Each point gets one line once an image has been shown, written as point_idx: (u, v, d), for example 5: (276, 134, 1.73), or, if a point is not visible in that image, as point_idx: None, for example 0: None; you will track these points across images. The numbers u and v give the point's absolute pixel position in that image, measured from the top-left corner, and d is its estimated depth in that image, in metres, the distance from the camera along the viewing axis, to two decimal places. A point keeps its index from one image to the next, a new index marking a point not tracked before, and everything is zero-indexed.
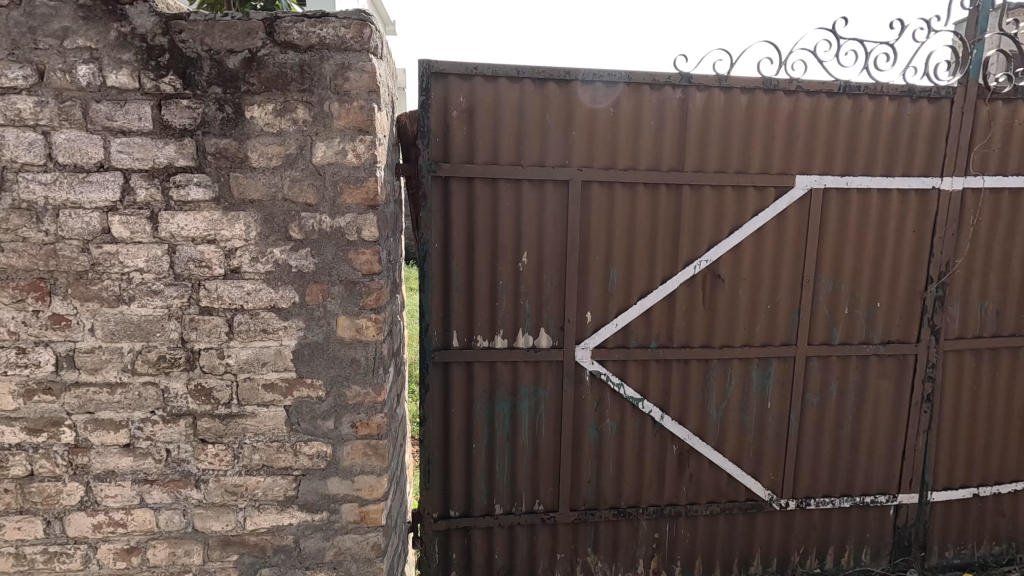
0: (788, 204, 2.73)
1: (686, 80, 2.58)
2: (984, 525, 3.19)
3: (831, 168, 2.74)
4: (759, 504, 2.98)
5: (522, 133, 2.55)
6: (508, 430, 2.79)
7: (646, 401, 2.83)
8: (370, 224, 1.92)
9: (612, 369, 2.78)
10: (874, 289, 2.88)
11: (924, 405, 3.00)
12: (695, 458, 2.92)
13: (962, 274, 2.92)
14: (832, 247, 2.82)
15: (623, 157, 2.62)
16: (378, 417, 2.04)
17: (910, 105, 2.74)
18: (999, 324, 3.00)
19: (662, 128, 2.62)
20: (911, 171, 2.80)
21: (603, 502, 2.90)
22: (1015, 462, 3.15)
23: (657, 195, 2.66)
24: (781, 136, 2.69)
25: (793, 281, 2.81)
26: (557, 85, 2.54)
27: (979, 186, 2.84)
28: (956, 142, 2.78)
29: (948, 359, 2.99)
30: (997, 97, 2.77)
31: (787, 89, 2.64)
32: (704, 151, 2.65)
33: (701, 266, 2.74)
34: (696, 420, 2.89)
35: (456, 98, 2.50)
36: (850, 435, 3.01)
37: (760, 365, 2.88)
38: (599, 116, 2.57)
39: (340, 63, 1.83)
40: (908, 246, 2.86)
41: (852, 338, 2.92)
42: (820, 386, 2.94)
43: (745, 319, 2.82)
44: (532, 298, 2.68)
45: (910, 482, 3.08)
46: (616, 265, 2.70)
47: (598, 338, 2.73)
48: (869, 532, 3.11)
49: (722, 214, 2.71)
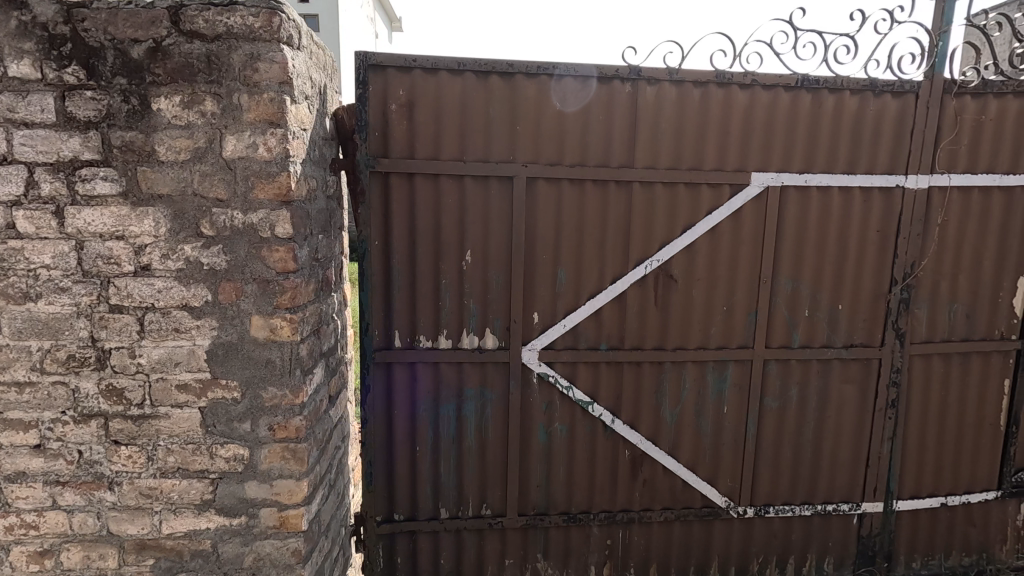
0: (744, 202, 2.63)
1: (636, 73, 2.49)
2: (954, 535, 3.07)
3: (789, 165, 2.63)
4: (716, 511, 2.89)
5: (465, 127, 2.47)
6: (453, 433, 2.72)
7: (597, 404, 2.74)
8: (284, 221, 1.87)
9: (561, 371, 2.70)
10: (836, 291, 2.77)
11: (890, 411, 2.88)
12: (649, 463, 2.83)
13: (929, 275, 2.80)
14: (791, 247, 2.71)
15: (571, 153, 2.53)
16: (296, 420, 1.99)
17: (872, 99, 2.62)
18: (969, 328, 2.87)
19: (611, 123, 2.52)
20: (874, 168, 2.69)
21: (553, 507, 2.82)
22: (986, 471, 3.03)
23: (606, 192, 2.57)
24: (737, 131, 2.58)
25: (750, 281, 2.72)
26: (501, 78, 2.45)
27: (946, 184, 2.72)
28: (921, 138, 2.67)
29: (915, 363, 2.87)
30: (965, 91, 2.66)
31: (742, 82, 2.54)
32: (655, 146, 2.56)
33: (653, 266, 2.65)
34: (649, 424, 2.80)
35: (395, 91, 2.42)
36: (811, 441, 2.91)
37: (716, 368, 2.78)
38: (545, 110, 2.48)
39: (248, 54, 1.76)
40: (872, 246, 2.75)
41: (814, 341, 2.80)
42: (779, 391, 2.84)
43: (699, 321, 2.73)
44: (477, 297, 2.61)
45: (875, 491, 2.97)
46: (564, 264, 2.62)
47: (545, 339, 2.66)
48: (832, 541, 3.00)
49: (674, 212, 2.62)
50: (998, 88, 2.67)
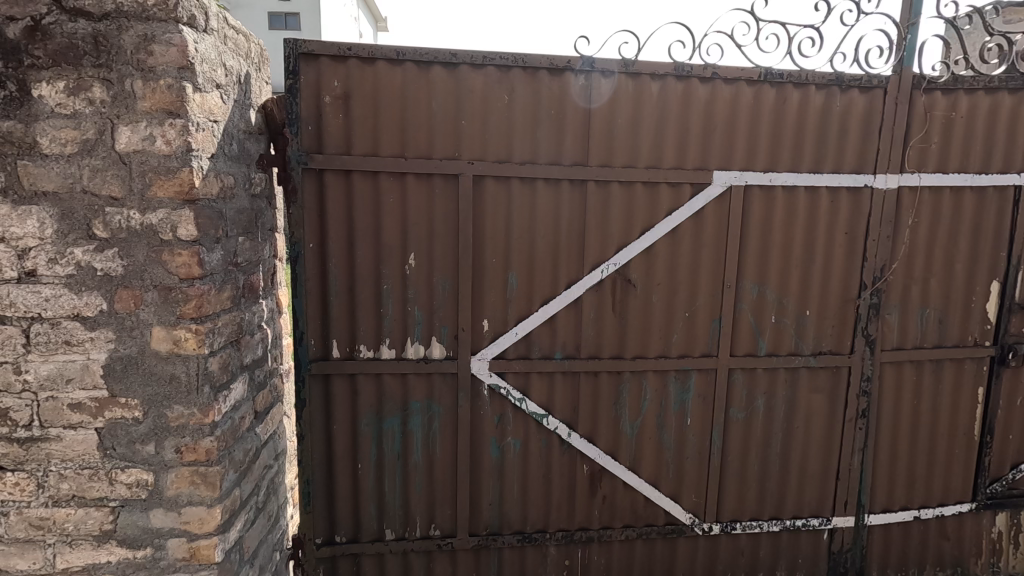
0: (705, 202, 2.48)
1: (589, 64, 2.34)
2: (927, 550, 2.95)
3: (753, 163, 2.49)
4: (679, 528, 2.74)
5: (405, 121, 2.30)
6: (398, 449, 2.55)
7: (552, 417, 2.59)
8: (187, 221, 1.69)
9: (513, 382, 2.54)
10: (803, 296, 2.64)
11: (860, 421, 2.74)
12: (608, 478, 2.68)
13: (899, 279, 2.68)
14: (756, 250, 2.57)
15: (520, 149, 2.37)
16: (206, 441, 1.80)
17: (838, 94, 2.50)
18: (942, 334, 2.74)
19: (563, 117, 2.37)
20: (841, 166, 2.56)
21: (506, 526, 2.66)
22: (960, 482, 2.91)
23: (559, 192, 2.42)
24: (697, 127, 2.44)
25: (712, 286, 2.57)
26: (444, 68, 2.29)
27: (916, 184, 2.60)
28: (890, 136, 2.55)
29: (886, 371, 2.74)
30: (934, 86, 2.54)
31: (702, 75, 2.40)
32: (611, 143, 2.41)
33: (609, 270, 2.49)
34: (607, 437, 2.65)
35: (329, 82, 2.25)
36: (779, 454, 2.77)
37: (679, 378, 2.63)
38: (492, 104, 2.33)
39: (141, 35, 1.58)
40: (840, 249, 2.62)
41: (781, 349, 2.66)
42: (745, 402, 2.69)
43: (660, 328, 2.58)
44: (422, 304, 2.45)
45: (845, 505, 2.83)
46: (515, 268, 2.46)
47: (495, 348, 2.49)
48: (802, 558, 2.86)
49: (632, 213, 2.47)
50: (968, 84, 2.55)
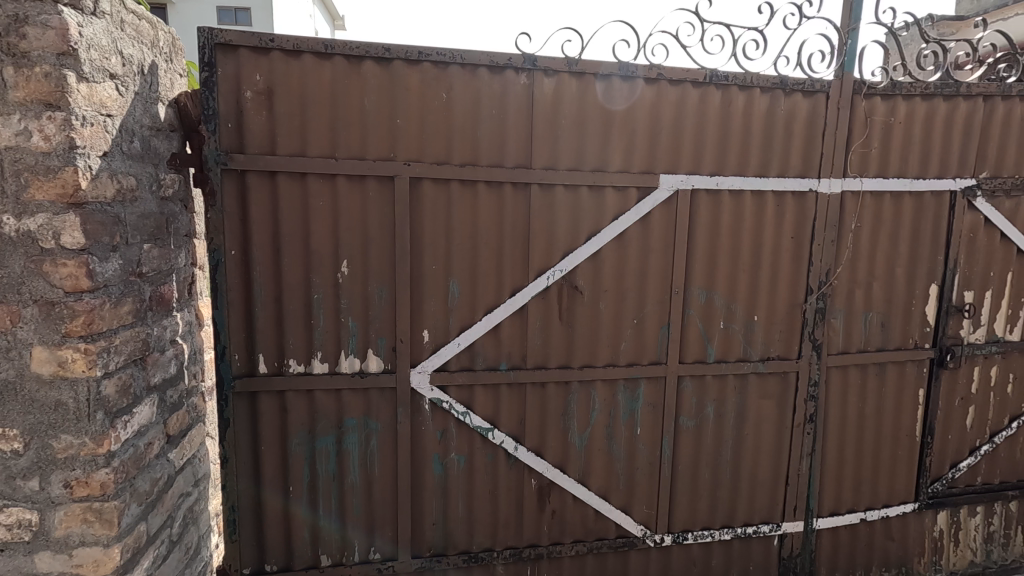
0: (652, 207, 2.42)
1: (531, 62, 2.24)
2: (874, 552, 2.96)
3: (699, 166, 2.45)
4: (631, 541, 2.66)
5: (335, 119, 2.15)
6: (333, 469, 2.39)
7: (497, 431, 2.47)
8: (72, 228, 1.49)
9: (456, 395, 2.41)
10: (751, 301, 2.61)
11: (808, 426, 2.73)
12: (556, 492, 2.58)
13: (844, 284, 2.68)
14: (704, 254, 2.52)
15: (459, 151, 2.26)
16: (100, 474, 1.60)
17: (782, 98, 2.48)
18: (884, 337, 2.77)
19: (505, 118, 2.27)
20: (786, 170, 2.54)
21: (451, 546, 2.53)
22: (904, 483, 2.93)
23: (502, 195, 2.31)
24: (643, 129, 2.38)
25: (661, 292, 2.51)
26: (377, 63, 2.15)
27: (859, 189, 2.61)
28: (833, 140, 2.54)
29: (832, 375, 2.74)
30: (874, 92, 2.55)
31: (647, 76, 2.33)
32: (555, 146, 2.32)
33: (555, 277, 2.40)
34: (555, 450, 2.55)
35: (250, 75, 2.08)
36: (729, 461, 2.73)
37: (628, 387, 2.56)
38: (429, 102, 2.20)
39: (11, 15, 1.39)
40: (786, 254, 2.60)
41: (729, 355, 2.62)
42: (695, 410, 2.64)
43: (608, 336, 2.50)
44: (357, 314, 2.30)
45: (795, 510, 2.81)
46: (457, 275, 2.34)
47: (436, 360, 2.37)
48: (753, 565, 2.82)
49: (577, 217, 2.39)
50: (906, 90, 2.57)
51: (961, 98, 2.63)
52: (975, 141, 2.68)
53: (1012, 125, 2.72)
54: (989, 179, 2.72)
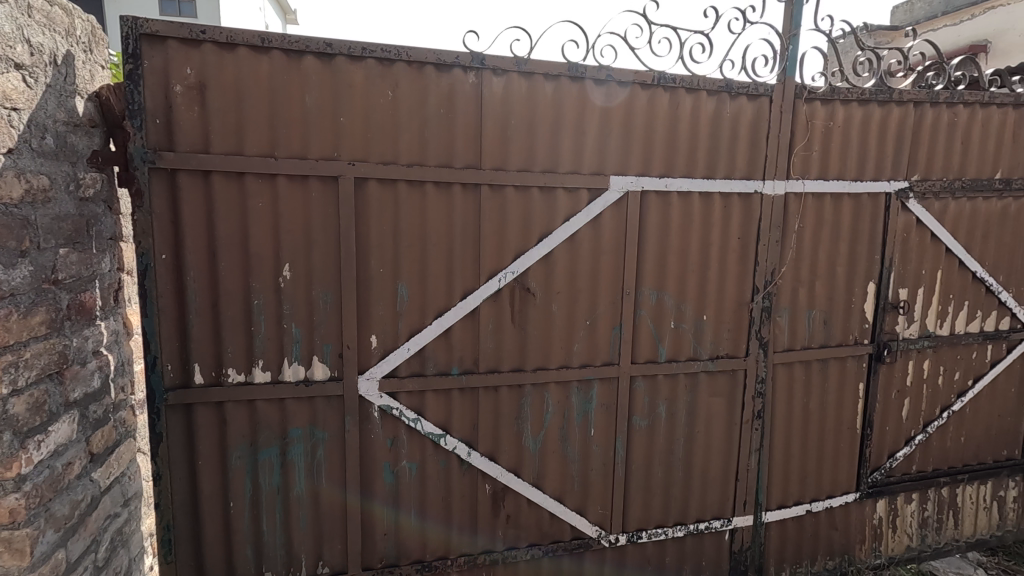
0: (603, 208, 2.42)
1: (479, 61, 2.20)
2: (819, 542, 3.05)
3: (648, 168, 2.46)
4: (586, 542, 2.66)
5: (274, 116, 2.05)
6: (277, 482, 2.29)
7: (450, 437, 2.42)
8: None
9: (406, 402, 2.35)
10: (700, 301, 2.64)
11: (756, 422, 2.80)
12: (511, 497, 2.55)
13: (788, 282, 2.75)
14: (654, 255, 2.54)
15: (407, 150, 2.19)
16: (9, 500, 1.47)
17: (728, 101, 2.52)
18: (827, 334, 2.86)
19: (453, 117, 2.22)
20: (733, 172, 2.59)
21: (403, 557, 2.47)
22: (846, 474, 3.04)
23: (451, 197, 2.26)
24: (593, 130, 2.37)
25: (613, 293, 2.51)
26: (318, 59, 2.07)
27: (801, 190, 2.68)
28: (776, 143, 2.61)
29: (778, 372, 2.81)
30: (814, 96, 2.63)
31: (596, 77, 2.33)
32: (505, 146, 2.29)
33: (507, 279, 2.37)
34: (509, 453, 2.52)
35: (180, 68, 1.96)
36: (681, 459, 2.76)
37: (581, 389, 2.55)
38: (373, 100, 2.13)
39: None
40: (733, 254, 2.65)
41: (680, 354, 2.65)
42: (648, 409, 2.66)
43: (561, 338, 2.49)
44: (301, 320, 2.20)
45: (744, 505, 2.87)
46: (405, 278, 2.28)
47: (385, 367, 2.30)
48: (705, 560, 2.87)
49: (528, 219, 2.36)
50: (843, 95, 2.66)
51: (894, 103, 2.75)
52: (908, 145, 2.80)
53: (940, 130, 2.86)
54: (920, 181, 2.85)
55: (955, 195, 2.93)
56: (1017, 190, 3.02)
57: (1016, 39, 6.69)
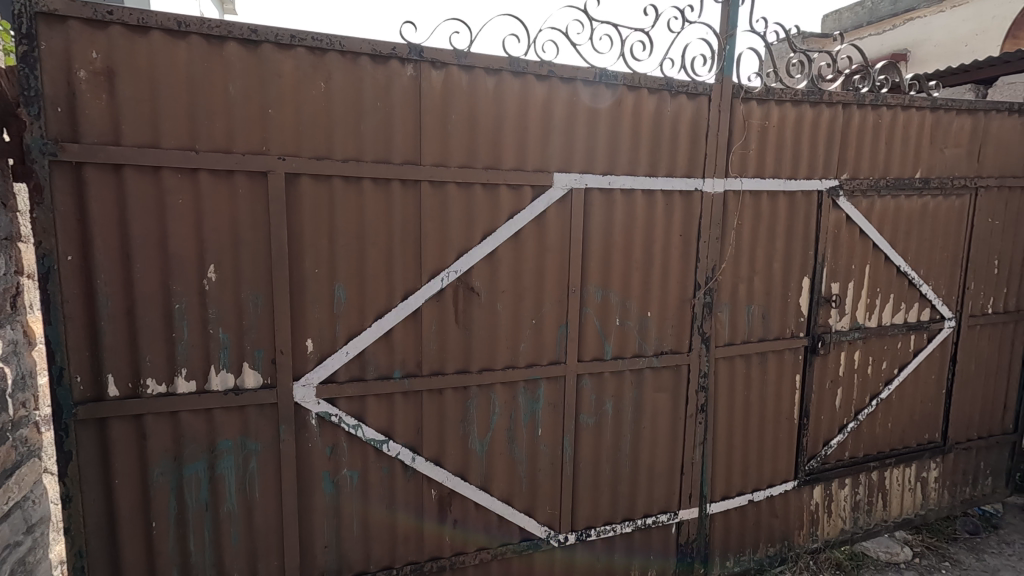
0: (547, 205, 2.39)
1: (417, 53, 2.13)
2: (760, 530, 3.14)
3: (592, 166, 2.46)
4: (535, 543, 2.64)
5: (195, 106, 1.91)
6: (206, 497, 2.15)
7: (393, 442, 2.34)
8: None
9: (346, 408, 2.25)
10: (645, 298, 2.66)
11: (700, 416, 2.85)
12: (458, 501, 2.49)
13: (728, 278, 2.81)
14: (599, 253, 2.53)
15: (342, 145, 2.09)
16: None
17: (668, 100, 2.55)
18: (765, 328, 2.94)
19: (391, 110, 2.13)
20: (674, 170, 2.62)
21: (346, 569, 2.37)
22: (785, 463, 3.14)
23: (390, 193, 2.17)
24: (535, 127, 2.34)
25: (558, 291, 2.49)
26: (243, 46, 1.94)
27: (739, 188, 2.74)
28: (716, 141, 2.65)
29: (720, 366, 2.87)
30: (751, 96, 2.69)
31: (538, 72, 2.30)
32: (445, 142, 2.22)
33: (449, 279, 2.30)
34: (455, 457, 2.46)
35: (84, 52, 1.79)
36: (628, 455, 2.77)
37: (528, 389, 2.52)
38: (304, 91, 2.02)
39: None
40: (676, 251, 2.68)
41: (626, 351, 2.66)
42: (595, 407, 2.66)
43: (506, 338, 2.45)
44: (229, 325, 2.07)
45: (690, 497, 2.91)
46: (343, 279, 2.18)
47: (322, 372, 2.19)
48: (653, 555, 2.89)
49: (471, 217, 2.30)
50: (778, 96, 2.74)
51: (824, 105, 2.85)
52: (837, 145, 2.92)
53: (867, 131, 2.99)
54: (849, 180, 2.97)
55: (880, 193, 3.08)
56: (935, 189, 3.20)
57: (932, 49, 7.15)
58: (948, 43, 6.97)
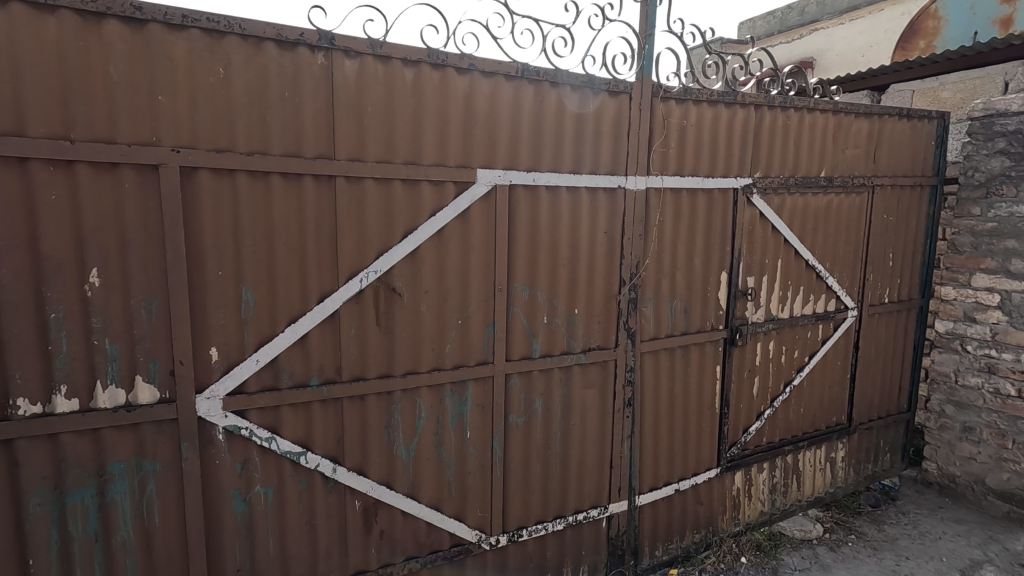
0: (470, 202, 2.34)
1: (327, 41, 2.00)
2: (686, 517, 3.24)
3: (516, 162, 2.42)
4: (466, 548, 2.58)
5: (69, 90, 1.70)
6: (95, 527, 1.93)
7: (311, 454, 2.21)
8: None
9: (257, 420, 2.10)
10: (572, 295, 2.66)
11: (627, 410, 2.89)
12: (384, 511, 2.39)
13: (652, 274, 2.87)
14: (525, 250, 2.50)
15: (245, 136, 1.94)
16: None
17: (591, 97, 2.56)
18: (687, 321, 3.03)
19: (301, 101, 2.00)
20: (597, 168, 2.63)
21: None
22: (708, 452, 3.25)
23: (301, 190, 2.04)
24: (457, 122, 2.28)
25: (484, 289, 2.44)
26: (127, 25, 1.75)
27: (660, 185, 2.80)
28: (637, 140, 2.69)
29: (645, 360, 2.93)
30: (670, 96, 2.75)
31: (457, 65, 2.24)
32: (361, 135, 2.11)
33: (369, 279, 2.19)
34: (380, 465, 2.36)
35: None
36: (559, 453, 2.77)
37: (455, 391, 2.45)
38: (200, 77, 1.85)
39: None
40: (601, 247, 2.69)
41: (553, 349, 2.65)
42: (524, 406, 2.63)
43: (431, 339, 2.37)
44: (118, 334, 1.87)
45: (619, 491, 2.95)
46: (250, 282, 2.02)
47: (229, 382, 2.02)
48: (585, 550, 2.91)
49: (391, 214, 2.21)
50: (695, 95, 2.82)
51: (737, 105, 2.97)
52: (750, 144, 3.05)
53: (777, 131, 3.14)
54: (761, 178, 3.11)
55: (790, 191, 3.24)
56: (838, 187, 3.42)
57: (834, 58, 7.69)
58: (848, 53, 7.50)
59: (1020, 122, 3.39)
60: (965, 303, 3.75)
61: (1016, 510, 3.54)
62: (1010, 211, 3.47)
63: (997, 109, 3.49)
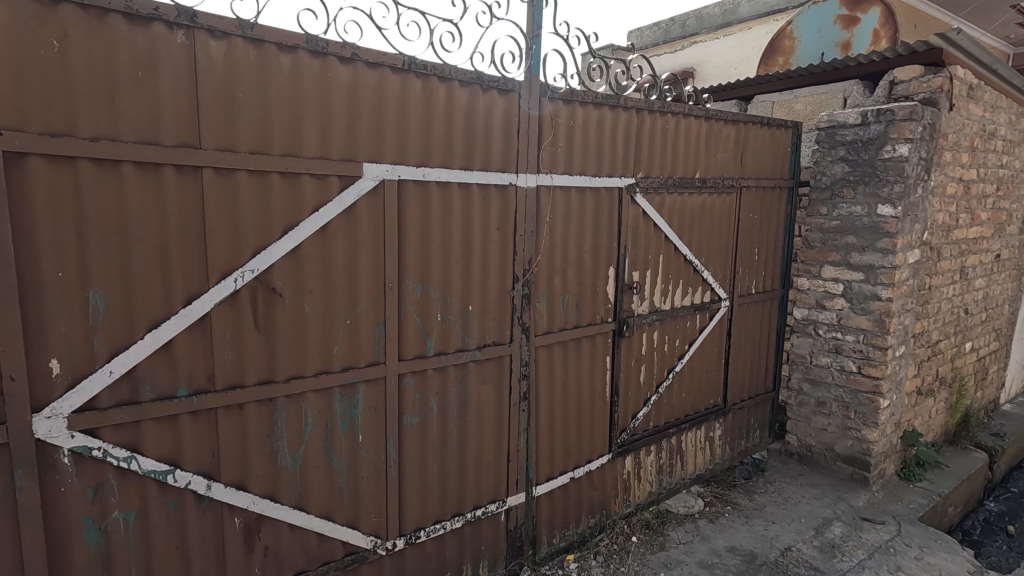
0: (357, 197, 2.25)
1: (188, 18, 1.83)
2: (581, 504, 3.36)
3: (405, 156, 2.37)
4: (360, 556, 2.49)
5: None
6: None
7: (181, 472, 2.01)
8: None
9: (113, 438, 1.88)
10: (466, 291, 2.65)
11: (523, 403, 2.94)
12: (268, 526, 2.24)
13: (544, 270, 2.94)
14: (416, 247, 2.46)
15: (89, 120, 1.72)
16: None
17: (479, 93, 2.56)
18: (578, 315, 3.14)
19: (157, 82, 1.81)
20: (489, 165, 2.64)
21: None
22: (601, 439, 3.40)
23: (161, 182, 1.85)
24: (340, 112, 2.18)
25: (374, 287, 2.36)
26: None
27: (550, 184, 2.87)
28: (527, 138, 2.74)
29: (540, 354, 3.00)
30: (557, 96, 2.83)
31: (340, 54, 2.13)
32: (232, 124, 1.95)
33: (244, 279, 2.04)
34: (262, 478, 2.20)
35: None
36: (455, 451, 2.75)
37: (344, 394, 2.35)
38: (28, 51, 1.62)
39: None
40: (494, 244, 2.71)
41: (448, 346, 2.63)
42: (418, 406, 2.59)
43: (317, 341, 2.25)
44: None
45: (516, 484, 3.00)
46: (101, 283, 1.80)
47: (75, 398, 1.79)
48: (483, 546, 2.93)
49: (269, 209, 2.06)
50: (581, 96, 2.92)
51: (620, 108, 3.12)
52: (633, 146, 3.22)
53: (657, 134, 3.34)
54: (643, 179, 3.30)
55: (669, 191, 3.47)
56: (711, 187, 3.72)
57: (711, 70, 8.36)
58: (723, 65, 8.18)
59: (856, 134, 3.89)
60: (816, 292, 4.23)
61: (858, 471, 4.07)
62: (850, 211, 3.97)
63: (838, 121, 3.96)
